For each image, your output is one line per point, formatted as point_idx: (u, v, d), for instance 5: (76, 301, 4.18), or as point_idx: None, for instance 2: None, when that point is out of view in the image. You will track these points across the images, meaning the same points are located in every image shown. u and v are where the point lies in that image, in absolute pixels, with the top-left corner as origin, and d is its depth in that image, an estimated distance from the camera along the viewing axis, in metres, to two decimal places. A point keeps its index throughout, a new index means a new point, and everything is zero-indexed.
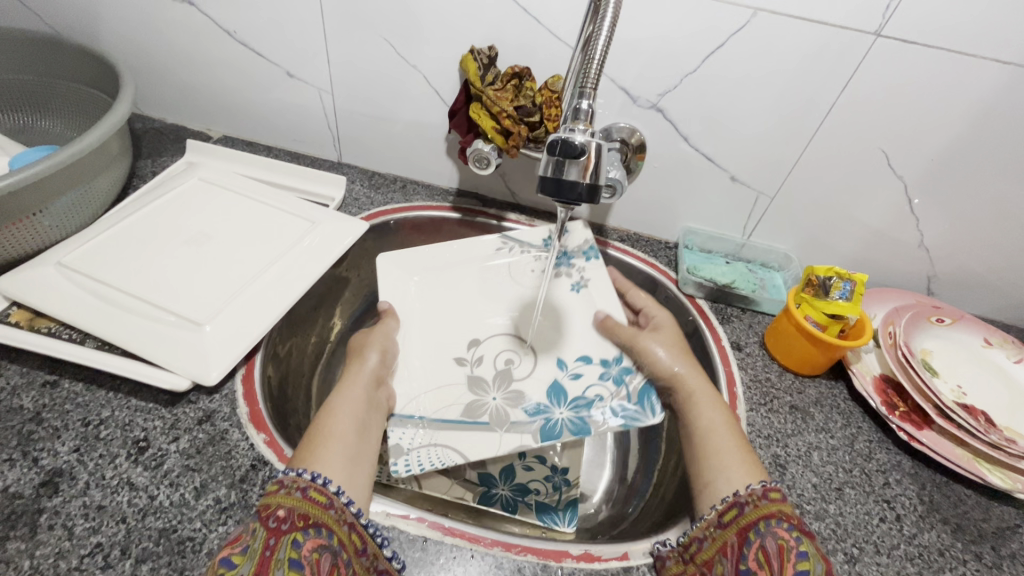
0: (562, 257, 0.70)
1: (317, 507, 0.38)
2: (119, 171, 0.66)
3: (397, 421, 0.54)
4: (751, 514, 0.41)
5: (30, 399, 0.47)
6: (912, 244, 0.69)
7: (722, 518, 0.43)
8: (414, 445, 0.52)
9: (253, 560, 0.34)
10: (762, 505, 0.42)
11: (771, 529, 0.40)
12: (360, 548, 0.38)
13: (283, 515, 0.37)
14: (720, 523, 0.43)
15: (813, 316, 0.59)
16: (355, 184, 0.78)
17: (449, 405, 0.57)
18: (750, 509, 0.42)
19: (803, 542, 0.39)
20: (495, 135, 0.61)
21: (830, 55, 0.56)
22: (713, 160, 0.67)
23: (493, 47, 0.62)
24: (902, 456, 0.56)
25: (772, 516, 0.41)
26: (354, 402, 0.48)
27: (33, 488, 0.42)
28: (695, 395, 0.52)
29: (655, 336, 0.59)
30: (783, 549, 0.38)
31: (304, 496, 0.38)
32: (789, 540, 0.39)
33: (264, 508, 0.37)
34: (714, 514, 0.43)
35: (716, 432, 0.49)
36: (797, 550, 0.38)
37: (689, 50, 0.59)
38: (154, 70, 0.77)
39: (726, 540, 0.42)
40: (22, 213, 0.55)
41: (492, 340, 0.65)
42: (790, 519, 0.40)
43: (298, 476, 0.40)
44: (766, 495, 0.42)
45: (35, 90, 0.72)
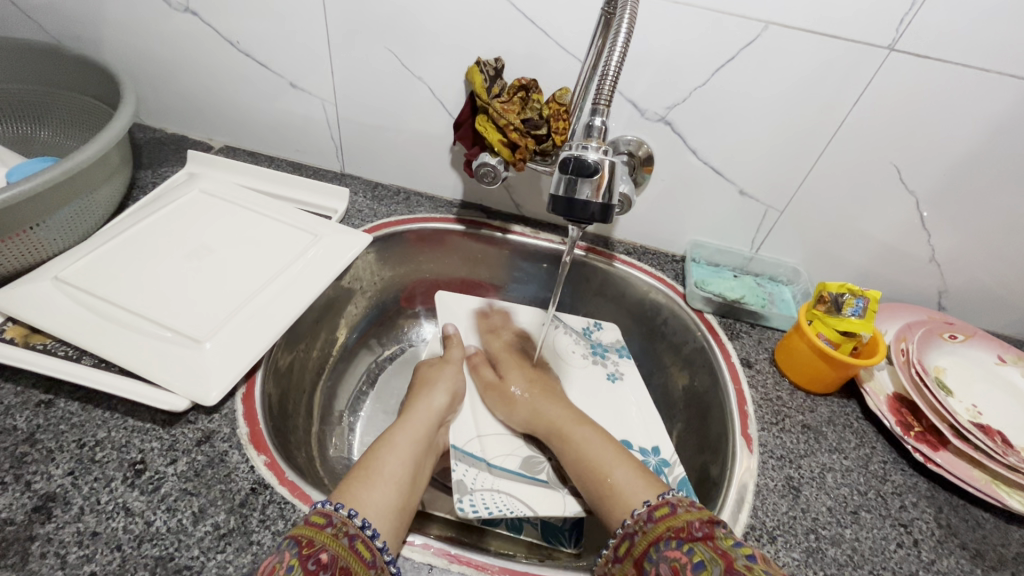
0: (597, 349, 0.72)
1: (359, 562, 0.38)
2: (118, 183, 0.64)
3: (462, 459, 0.57)
4: (641, 542, 0.43)
5: (23, 419, 0.46)
6: (924, 258, 0.68)
7: (618, 551, 0.44)
8: (476, 485, 0.55)
9: None
10: (649, 531, 0.43)
11: (663, 553, 0.41)
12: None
13: (325, 560, 0.36)
14: (617, 557, 0.44)
15: (826, 333, 0.58)
16: (358, 195, 0.77)
17: (508, 455, 0.59)
18: (638, 538, 0.43)
19: (695, 553, 0.39)
20: (502, 148, 0.60)
21: (842, 70, 0.55)
22: (722, 173, 0.66)
23: (500, 59, 0.61)
24: (918, 478, 0.55)
25: (659, 540, 0.42)
26: (417, 440, 0.52)
27: (25, 514, 0.40)
28: (563, 427, 0.57)
29: (518, 373, 0.65)
30: (675, 569, 0.39)
31: (350, 545, 0.38)
32: (682, 558, 0.39)
33: (307, 546, 0.36)
34: (610, 550, 0.45)
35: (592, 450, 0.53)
36: (691, 564, 0.38)
37: (700, 63, 0.58)
38: (156, 80, 0.76)
39: (626, 573, 0.43)
40: (18, 226, 0.53)
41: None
42: (678, 534, 0.41)
43: (348, 519, 0.40)
44: (651, 517, 0.44)
45: (35, 100, 0.71)
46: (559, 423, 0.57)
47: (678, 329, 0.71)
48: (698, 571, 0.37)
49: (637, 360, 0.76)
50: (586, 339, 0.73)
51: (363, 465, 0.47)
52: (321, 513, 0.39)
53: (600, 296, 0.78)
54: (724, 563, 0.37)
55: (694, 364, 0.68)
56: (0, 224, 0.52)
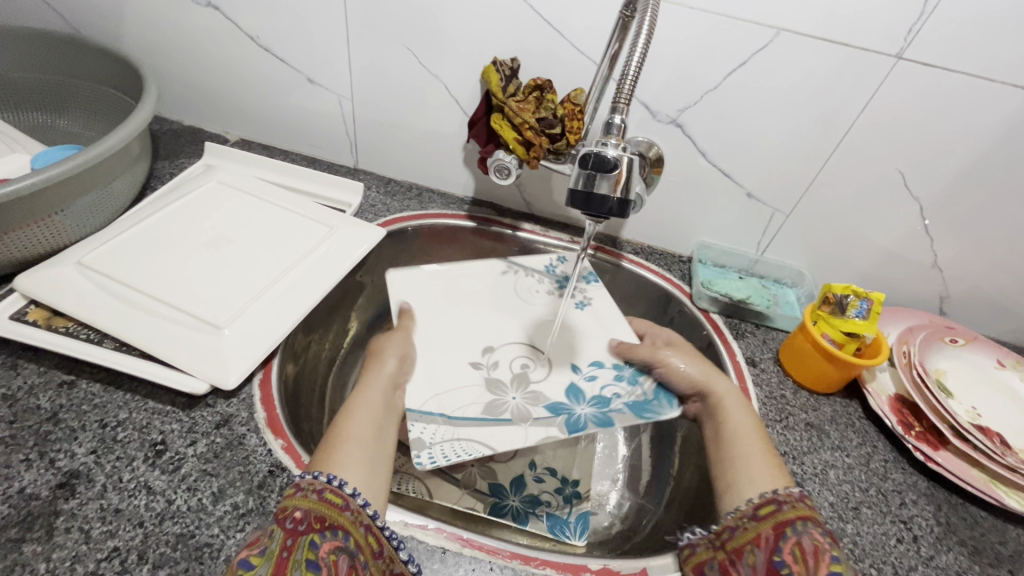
0: (564, 282, 0.72)
1: (333, 508, 0.38)
2: (138, 172, 0.66)
3: (418, 416, 0.53)
4: (790, 513, 0.42)
5: (47, 399, 0.47)
6: (927, 264, 0.70)
7: (758, 511, 0.44)
8: (436, 439, 0.51)
9: (270, 562, 0.35)
10: (800, 508, 0.43)
11: (809, 529, 0.41)
12: (376, 550, 0.39)
13: (299, 516, 0.38)
14: (754, 515, 0.44)
15: (830, 334, 0.59)
16: (370, 190, 0.79)
17: (470, 404, 0.56)
18: (788, 509, 0.43)
19: (836, 547, 0.40)
20: (516, 146, 0.62)
21: (849, 77, 0.57)
22: (730, 176, 0.68)
23: (516, 59, 0.63)
24: (917, 477, 0.56)
25: (808, 518, 0.42)
26: (371, 406, 0.49)
27: (50, 490, 0.41)
28: (722, 403, 0.54)
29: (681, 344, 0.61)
30: (817, 550, 0.39)
31: (320, 498, 0.39)
32: (825, 543, 0.40)
33: (280, 512, 0.38)
34: (749, 507, 0.44)
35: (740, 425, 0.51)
36: (831, 553, 0.39)
37: (712, 68, 0.59)
38: (175, 73, 0.78)
39: (759, 535, 0.42)
40: (41, 212, 0.54)
41: (507, 346, 0.64)
42: (823, 525, 0.42)
43: (315, 479, 0.40)
44: (801, 498, 0.43)
45: (57, 89, 0.73)
46: (720, 397, 0.54)
47: (685, 328, 0.72)
48: (836, 563, 0.38)
49: None
50: (549, 277, 0.73)
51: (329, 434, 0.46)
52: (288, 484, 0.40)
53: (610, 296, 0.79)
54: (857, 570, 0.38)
55: None
56: (24, 209, 0.53)
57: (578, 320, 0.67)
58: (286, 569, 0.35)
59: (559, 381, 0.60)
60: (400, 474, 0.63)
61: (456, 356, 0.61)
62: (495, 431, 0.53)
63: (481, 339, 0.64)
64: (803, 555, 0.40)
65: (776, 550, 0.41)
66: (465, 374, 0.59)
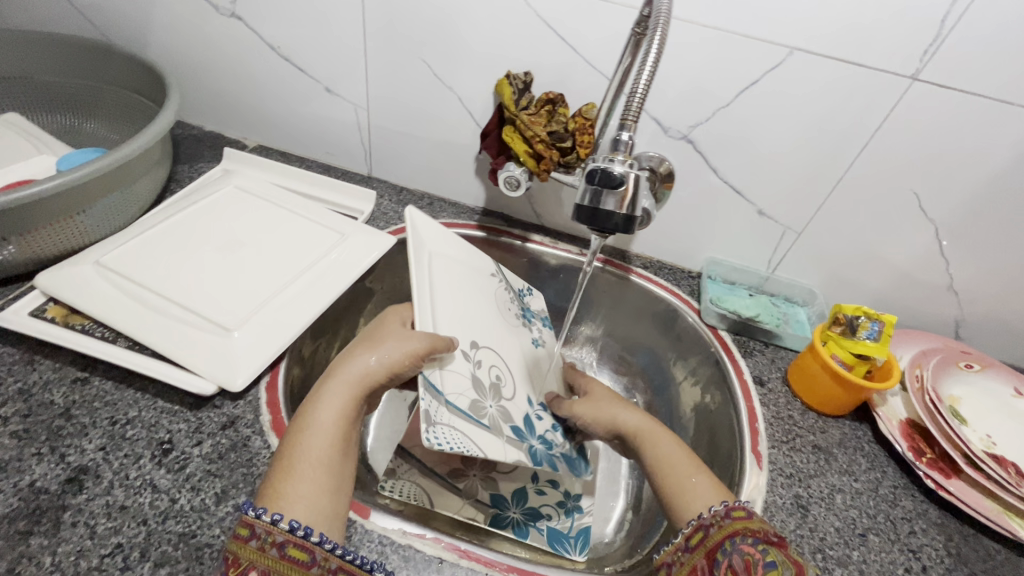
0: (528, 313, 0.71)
1: (295, 567, 0.36)
2: (158, 176, 0.68)
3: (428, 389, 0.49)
4: (716, 535, 0.42)
5: (60, 394, 0.48)
6: (941, 286, 0.68)
7: (689, 541, 0.43)
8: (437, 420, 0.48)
9: None
10: (726, 526, 0.42)
11: (737, 546, 0.40)
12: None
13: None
14: (687, 546, 0.43)
15: (840, 355, 0.58)
16: (384, 198, 0.80)
17: (460, 393, 0.52)
18: (714, 531, 0.42)
19: (770, 554, 0.39)
20: (527, 158, 0.62)
21: (864, 96, 0.57)
22: (741, 193, 0.67)
23: (529, 73, 0.63)
24: (928, 505, 0.54)
25: (736, 533, 0.41)
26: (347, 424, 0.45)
27: (59, 484, 0.42)
28: (641, 435, 0.54)
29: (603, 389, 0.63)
30: (750, 564, 0.39)
31: (281, 554, 0.37)
32: (756, 554, 0.39)
33: (233, 566, 0.36)
34: (681, 538, 0.44)
35: (673, 452, 0.51)
36: (764, 563, 0.38)
37: (724, 85, 0.60)
38: (198, 80, 0.80)
39: (696, 564, 0.42)
40: (64, 213, 0.56)
41: (489, 347, 0.59)
42: (755, 533, 0.41)
43: (272, 525, 0.37)
44: (727, 514, 0.43)
45: (86, 93, 0.75)
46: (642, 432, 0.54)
47: (692, 344, 0.72)
48: (770, 569, 0.38)
49: (648, 374, 0.76)
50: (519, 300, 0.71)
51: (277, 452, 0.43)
52: (245, 523, 0.37)
53: (616, 309, 0.79)
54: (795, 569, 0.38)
55: (710, 386, 0.67)
56: (48, 211, 0.54)
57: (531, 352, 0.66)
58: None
59: (519, 405, 0.58)
60: (402, 481, 0.63)
61: (453, 333, 0.55)
62: (481, 433, 0.50)
63: (470, 328, 0.58)
64: None
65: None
66: (454, 359, 0.54)
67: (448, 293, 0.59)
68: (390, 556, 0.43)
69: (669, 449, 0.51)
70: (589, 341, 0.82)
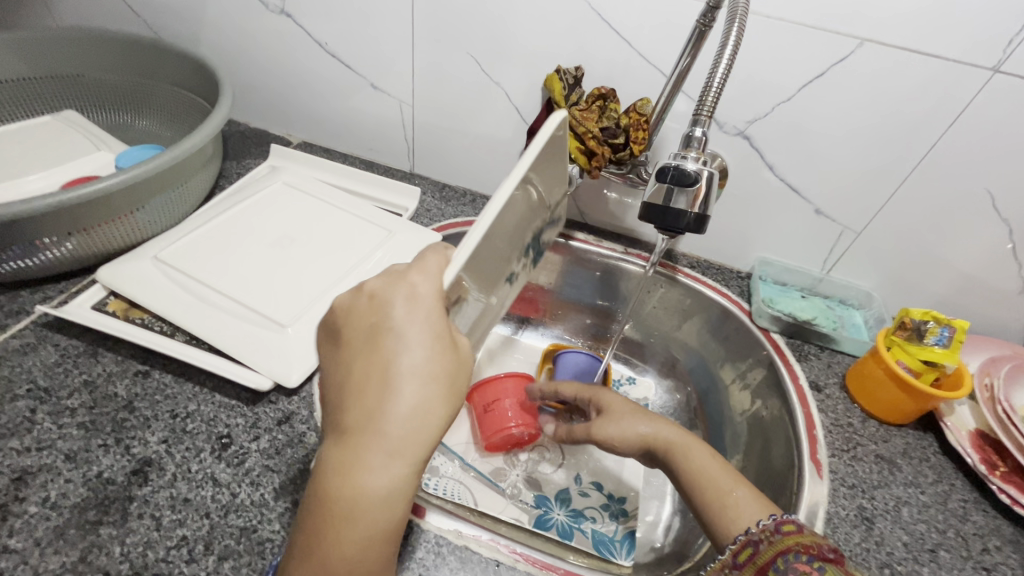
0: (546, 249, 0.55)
1: None
2: (210, 172, 0.69)
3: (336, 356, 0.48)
4: (766, 553, 0.41)
5: (123, 386, 0.49)
6: (1012, 290, 0.65)
7: (738, 558, 0.42)
8: None
9: None
10: (777, 542, 0.41)
11: (791, 563, 0.39)
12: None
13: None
14: (736, 564, 0.42)
15: (906, 361, 0.56)
16: (426, 195, 0.79)
17: None
18: (765, 547, 0.41)
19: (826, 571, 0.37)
20: (579, 155, 0.62)
21: (938, 90, 0.54)
22: (799, 192, 0.65)
23: (580, 67, 0.62)
24: (1001, 521, 0.52)
25: (788, 550, 0.39)
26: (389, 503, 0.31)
27: (125, 475, 0.43)
28: (671, 447, 0.52)
29: (613, 398, 0.60)
30: None
31: None
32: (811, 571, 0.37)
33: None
34: (729, 555, 0.43)
35: (708, 465, 0.49)
36: None
37: (786, 79, 0.57)
38: (246, 77, 0.81)
39: None
40: (123, 210, 0.57)
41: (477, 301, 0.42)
42: (809, 550, 0.39)
43: None
44: (778, 529, 0.42)
45: (139, 91, 0.77)
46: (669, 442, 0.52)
47: (743, 347, 0.69)
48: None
49: (694, 376, 0.75)
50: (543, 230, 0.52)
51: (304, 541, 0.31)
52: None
53: (662, 309, 0.77)
54: None
55: (764, 391, 0.65)
56: (109, 207, 0.56)
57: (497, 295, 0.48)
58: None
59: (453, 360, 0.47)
60: (446, 478, 0.64)
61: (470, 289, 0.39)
62: None
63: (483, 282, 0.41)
64: None
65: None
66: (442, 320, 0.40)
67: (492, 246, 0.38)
68: (446, 557, 0.43)
69: (704, 462, 0.49)
70: (633, 341, 0.80)
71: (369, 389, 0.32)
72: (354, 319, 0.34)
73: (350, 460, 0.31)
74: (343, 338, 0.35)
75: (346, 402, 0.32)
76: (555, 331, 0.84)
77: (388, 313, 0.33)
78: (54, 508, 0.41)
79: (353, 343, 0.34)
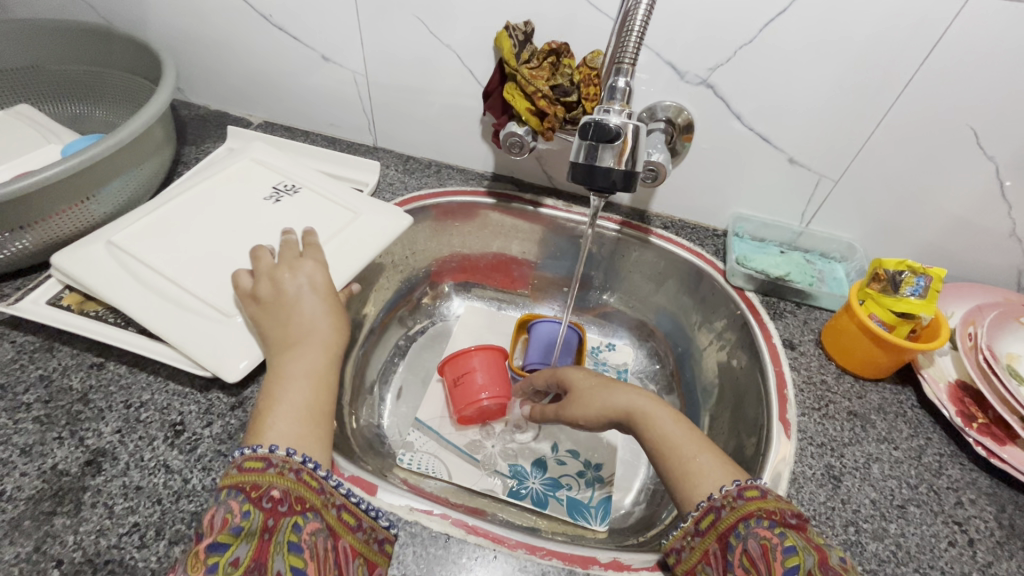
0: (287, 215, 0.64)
1: (311, 490, 0.37)
2: (163, 157, 0.67)
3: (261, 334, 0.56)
4: (728, 518, 0.39)
5: (78, 379, 0.49)
6: (1002, 232, 0.61)
7: (699, 525, 0.40)
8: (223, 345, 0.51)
9: (250, 542, 0.33)
10: (739, 507, 0.39)
11: (753, 530, 0.38)
12: (353, 525, 0.39)
13: (278, 496, 0.35)
14: (697, 531, 0.40)
15: (879, 315, 0.53)
16: (389, 168, 0.78)
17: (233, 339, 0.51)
18: (727, 513, 0.39)
19: (788, 537, 0.36)
20: (530, 117, 0.59)
21: (911, 18, 0.49)
22: (768, 140, 0.62)
23: (530, 22, 0.58)
24: (978, 473, 0.50)
25: (750, 516, 0.38)
26: (315, 372, 0.45)
27: (79, 466, 0.44)
28: (635, 416, 0.49)
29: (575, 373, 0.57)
30: (767, 550, 0.36)
31: (297, 478, 0.37)
32: (773, 539, 0.36)
33: (254, 490, 0.35)
34: (691, 522, 0.41)
35: (673, 432, 0.46)
36: (783, 547, 0.36)
37: (746, 18, 0.53)
38: (198, 58, 0.78)
39: (708, 548, 0.39)
40: (73, 200, 0.57)
41: None
42: (772, 515, 0.38)
43: (289, 456, 0.37)
44: (740, 494, 0.40)
45: (91, 80, 0.75)
46: (633, 410, 0.49)
47: (718, 307, 0.67)
48: (789, 555, 0.35)
49: (672, 339, 0.73)
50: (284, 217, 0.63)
51: (258, 408, 0.42)
52: (256, 457, 0.37)
53: (637, 273, 0.75)
54: (817, 555, 0.35)
55: (737, 350, 0.63)
56: (58, 198, 0.55)
57: None
58: (268, 551, 0.33)
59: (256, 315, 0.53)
60: (419, 453, 0.65)
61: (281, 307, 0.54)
62: (195, 341, 0.50)
63: None
64: (753, 562, 0.36)
65: (726, 564, 0.38)
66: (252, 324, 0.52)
67: None
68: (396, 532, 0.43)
69: (669, 428, 0.46)
70: (609, 307, 0.78)
71: (300, 320, 0.48)
72: (281, 287, 0.51)
73: (289, 356, 0.46)
74: (271, 298, 0.50)
75: (285, 329, 0.48)
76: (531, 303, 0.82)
77: (308, 281, 0.52)
78: (9, 501, 0.41)
79: (280, 297, 0.50)
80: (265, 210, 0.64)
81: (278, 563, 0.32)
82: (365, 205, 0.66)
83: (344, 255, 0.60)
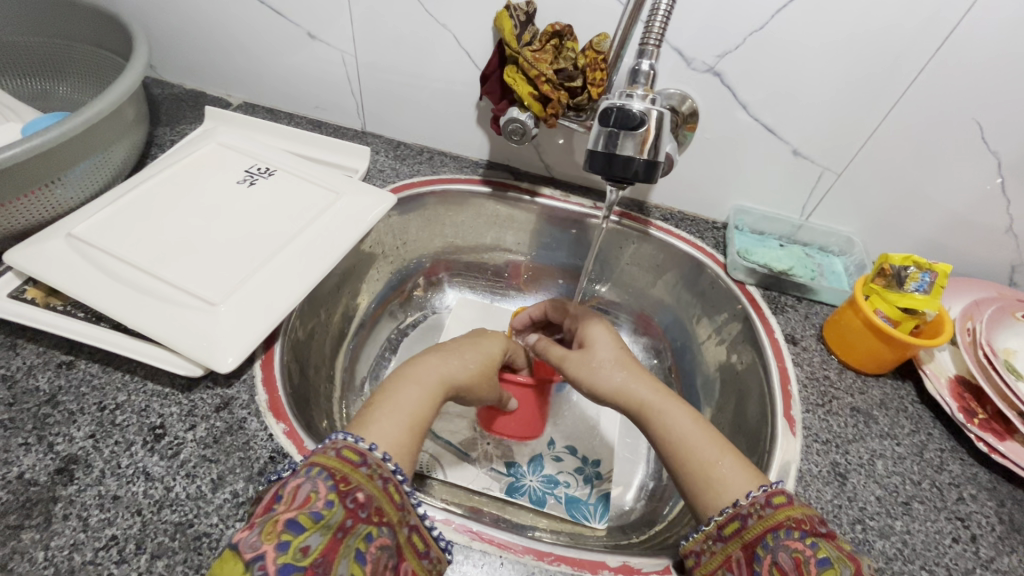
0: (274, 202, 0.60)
1: (392, 504, 0.36)
2: (135, 139, 0.63)
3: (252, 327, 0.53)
4: (756, 527, 0.38)
5: (45, 379, 0.46)
6: (999, 228, 0.61)
7: (723, 530, 0.40)
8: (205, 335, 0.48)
9: (324, 535, 0.32)
10: (767, 516, 0.38)
11: (782, 542, 0.37)
12: (421, 551, 0.36)
13: (362, 499, 0.34)
14: (720, 536, 0.40)
15: (885, 310, 0.53)
16: (379, 154, 0.74)
17: (218, 329, 0.47)
18: (754, 522, 0.38)
19: (820, 549, 0.35)
20: (532, 102, 0.56)
21: (926, 7, 0.48)
22: (774, 132, 0.60)
23: (532, 2, 0.56)
24: (978, 468, 0.50)
25: (779, 526, 0.37)
26: (426, 383, 0.45)
27: (48, 475, 0.40)
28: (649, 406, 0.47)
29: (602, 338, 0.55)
30: (799, 564, 0.35)
31: (383, 486, 0.36)
32: (805, 552, 0.35)
33: (343, 482, 0.34)
34: (713, 526, 0.40)
35: (690, 432, 0.44)
36: (815, 560, 0.35)
37: (758, 4, 0.51)
38: (171, 33, 0.73)
39: (732, 555, 0.39)
40: (36, 183, 0.52)
41: (267, 288, 0.51)
42: (803, 526, 0.37)
43: (383, 461, 0.37)
44: (769, 502, 0.39)
45: (52, 53, 0.70)
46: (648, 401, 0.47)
47: (718, 301, 0.66)
48: (824, 568, 0.34)
49: (670, 333, 0.72)
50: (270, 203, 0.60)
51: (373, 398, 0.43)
52: (355, 449, 0.37)
53: (636, 266, 0.73)
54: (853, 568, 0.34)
55: (739, 344, 0.62)
56: (21, 179, 0.50)
57: (298, 254, 0.55)
58: (338, 551, 0.32)
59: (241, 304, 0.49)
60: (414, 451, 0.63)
61: (271, 298, 0.51)
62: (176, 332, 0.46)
63: (272, 287, 0.51)
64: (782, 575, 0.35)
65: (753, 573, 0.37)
66: (238, 315, 0.48)
67: (278, 277, 0.52)
68: None
69: (685, 428, 0.45)
70: (607, 300, 0.77)
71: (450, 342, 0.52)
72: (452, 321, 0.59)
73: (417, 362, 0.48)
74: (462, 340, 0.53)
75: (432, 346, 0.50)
76: (526, 295, 0.80)
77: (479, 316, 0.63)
78: None
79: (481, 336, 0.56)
80: (241, 194, 0.60)
81: (343, 568, 0.31)
82: (347, 186, 0.63)
83: (333, 243, 0.57)
